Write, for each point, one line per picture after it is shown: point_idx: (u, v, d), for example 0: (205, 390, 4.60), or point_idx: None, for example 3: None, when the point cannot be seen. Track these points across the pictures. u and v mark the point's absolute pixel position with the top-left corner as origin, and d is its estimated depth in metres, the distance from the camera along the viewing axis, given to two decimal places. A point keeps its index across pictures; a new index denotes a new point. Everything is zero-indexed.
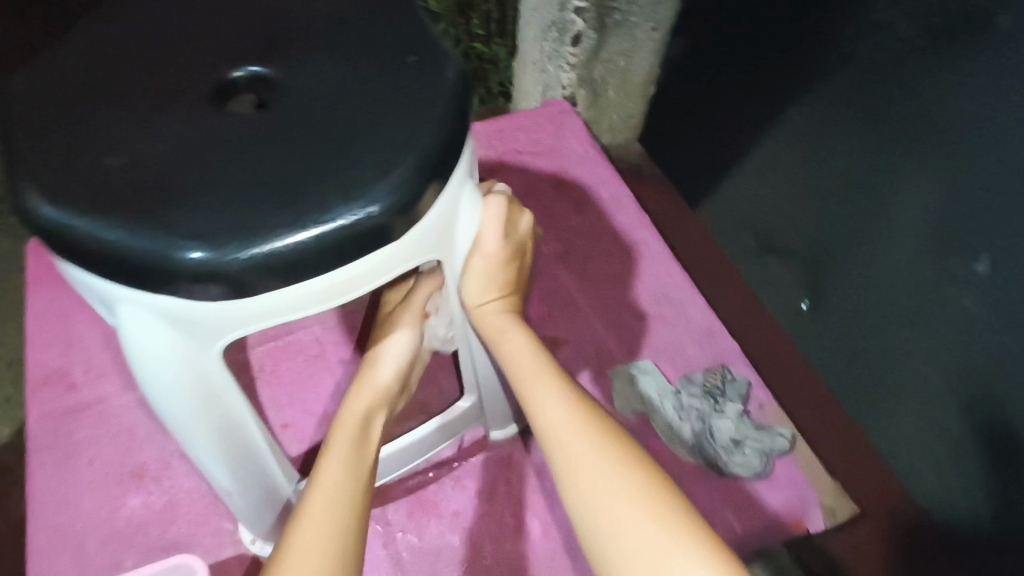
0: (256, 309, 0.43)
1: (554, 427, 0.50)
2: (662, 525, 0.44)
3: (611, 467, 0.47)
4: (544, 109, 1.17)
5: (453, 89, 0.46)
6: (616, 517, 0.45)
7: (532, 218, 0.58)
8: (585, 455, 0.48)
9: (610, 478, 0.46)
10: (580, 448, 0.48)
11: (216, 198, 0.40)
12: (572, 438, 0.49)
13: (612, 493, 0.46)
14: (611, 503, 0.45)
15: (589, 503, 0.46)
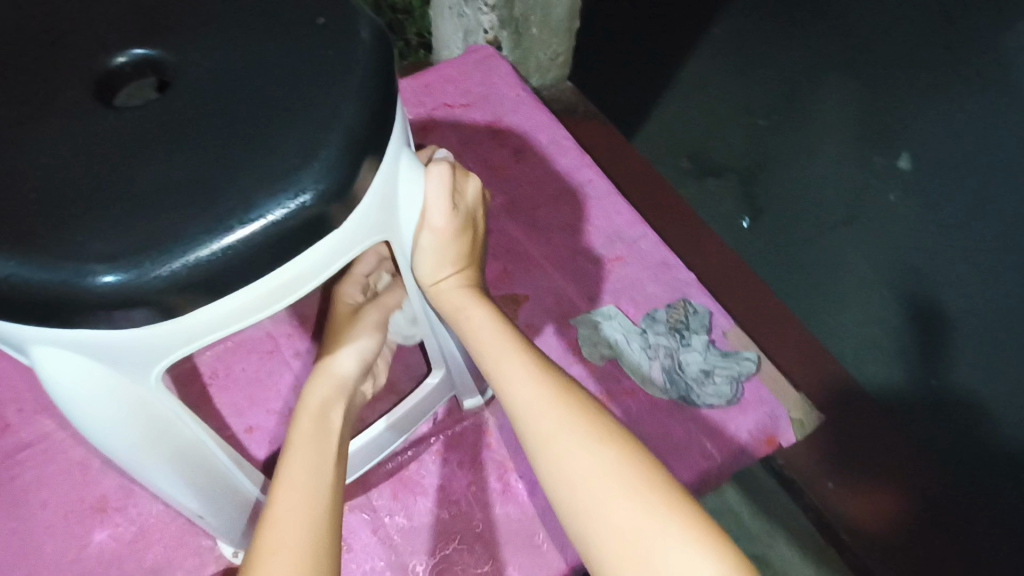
0: (192, 327, 0.38)
1: (525, 405, 0.48)
2: (643, 504, 0.44)
3: (589, 448, 0.46)
4: (468, 56, 1.11)
5: (371, 49, 0.41)
6: (597, 499, 0.44)
7: (479, 181, 0.54)
8: (561, 435, 0.46)
9: (587, 458, 0.45)
10: (555, 429, 0.47)
11: (121, 211, 0.35)
12: (547, 419, 0.47)
13: (592, 474, 0.45)
14: (587, 485, 0.44)
15: (567, 484, 0.45)
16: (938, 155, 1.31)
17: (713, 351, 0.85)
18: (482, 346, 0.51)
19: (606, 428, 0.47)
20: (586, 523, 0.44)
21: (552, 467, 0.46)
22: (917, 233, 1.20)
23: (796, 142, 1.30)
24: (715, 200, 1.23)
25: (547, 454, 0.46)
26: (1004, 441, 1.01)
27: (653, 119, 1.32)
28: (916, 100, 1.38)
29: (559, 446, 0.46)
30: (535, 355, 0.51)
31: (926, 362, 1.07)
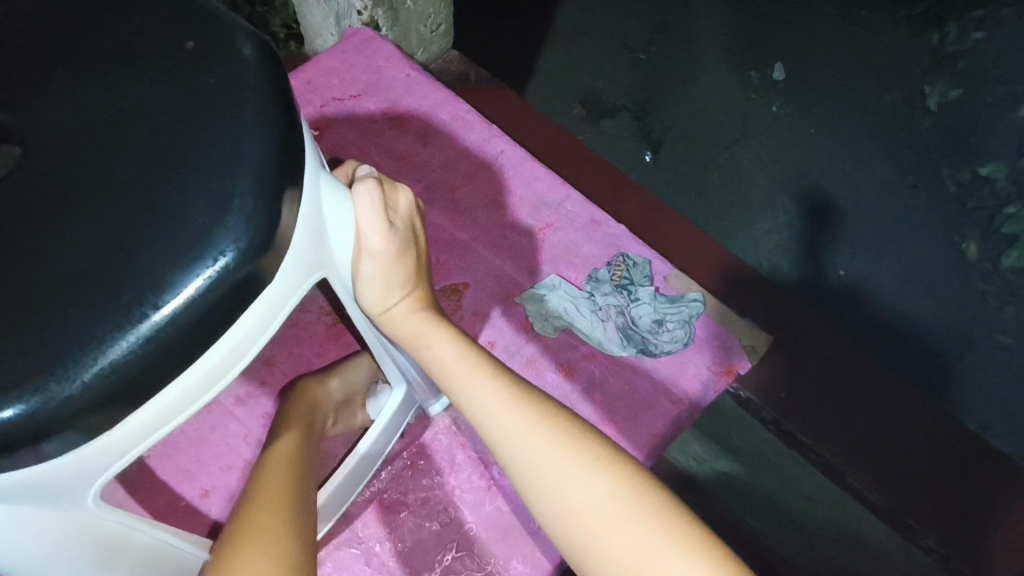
0: (129, 432, 0.34)
1: (502, 434, 0.46)
2: (637, 523, 0.42)
3: (576, 472, 0.44)
4: (346, 42, 1.03)
5: (260, 69, 0.36)
6: (593, 522, 0.43)
7: (411, 193, 0.50)
8: (544, 462, 0.45)
9: (577, 483, 0.44)
10: (538, 456, 0.45)
11: (8, 328, 0.30)
12: (530, 447, 0.45)
13: (581, 497, 0.43)
14: (582, 514, 0.43)
15: (558, 511, 0.44)
16: (812, 59, 1.35)
17: (660, 299, 0.86)
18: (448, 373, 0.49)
19: (590, 447, 0.46)
20: (585, 551, 0.43)
21: (540, 497, 0.44)
22: (809, 138, 1.25)
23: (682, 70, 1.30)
24: (622, 144, 1.23)
25: (532, 483, 0.45)
26: (921, 316, 1.10)
27: (543, 72, 1.30)
28: (781, 9, 1.42)
29: (545, 473, 0.44)
30: (503, 375, 0.50)
31: (838, 261, 1.14)
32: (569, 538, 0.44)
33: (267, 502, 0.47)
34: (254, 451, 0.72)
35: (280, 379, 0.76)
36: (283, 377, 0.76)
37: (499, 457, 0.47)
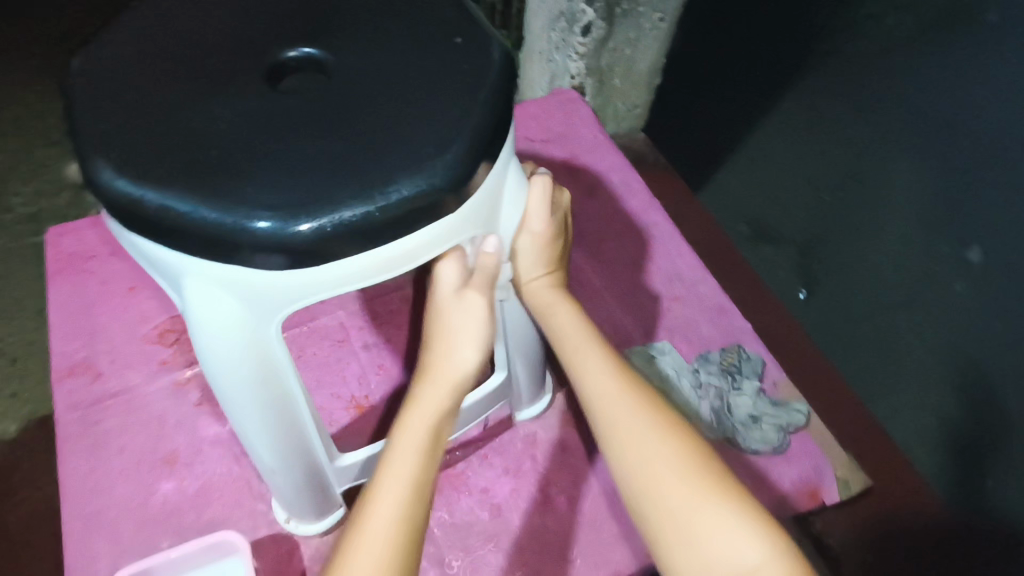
0: (323, 276, 0.44)
1: (598, 396, 0.56)
2: (696, 488, 0.50)
3: (653, 438, 0.53)
4: (554, 97, 1.19)
5: (500, 65, 0.47)
6: (659, 482, 0.51)
7: (569, 198, 0.62)
8: (627, 425, 0.54)
9: (652, 446, 0.52)
10: (625, 420, 0.54)
11: (280, 173, 0.41)
12: (618, 411, 0.55)
13: (653, 460, 0.52)
14: (662, 476, 0.51)
15: (630, 466, 0.53)
16: None
17: (764, 398, 0.86)
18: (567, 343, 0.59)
19: (668, 421, 0.54)
20: (648, 505, 0.51)
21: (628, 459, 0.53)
22: None
23: (951, 178, 1.08)
24: (773, 263, 1.26)
25: (613, 441, 0.54)
26: None
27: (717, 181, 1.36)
28: None
29: (626, 434, 0.53)
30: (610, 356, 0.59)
31: None
32: (634, 490, 0.52)
33: (399, 491, 0.50)
34: (362, 390, 0.84)
35: (405, 341, 0.87)
36: (406, 340, 0.88)
37: (590, 416, 0.56)
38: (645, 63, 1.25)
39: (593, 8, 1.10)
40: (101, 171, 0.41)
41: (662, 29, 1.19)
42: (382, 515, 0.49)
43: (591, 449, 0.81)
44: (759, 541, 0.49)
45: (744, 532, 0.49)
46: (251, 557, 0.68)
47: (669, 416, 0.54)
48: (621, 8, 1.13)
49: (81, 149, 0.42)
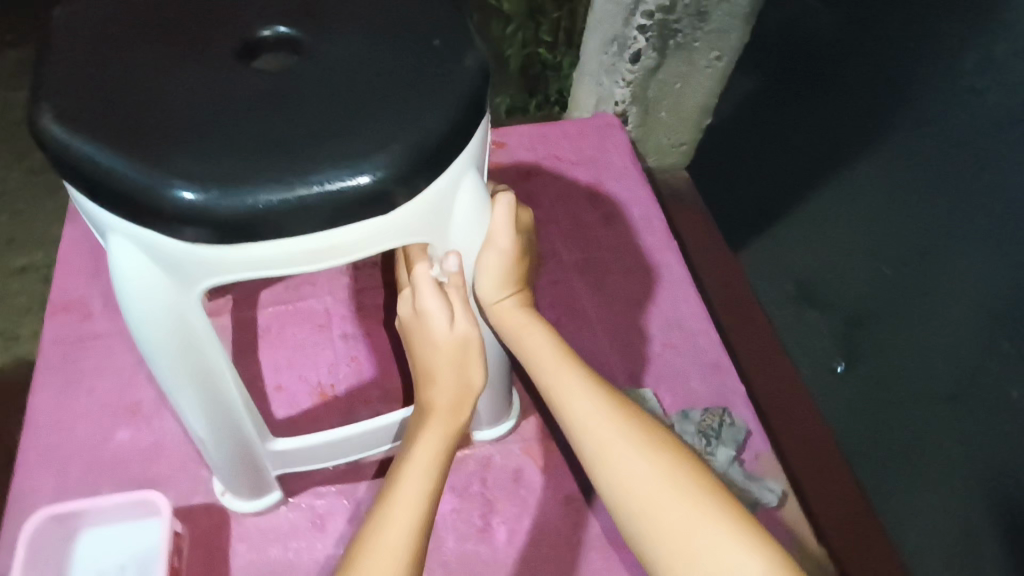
0: (249, 254, 0.43)
1: (580, 417, 0.52)
2: (693, 505, 0.47)
3: (639, 455, 0.50)
4: (593, 120, 1.16)
5: (470, 74, 0.46)
6: (653, 504, 0.48)
7: (531, 214, 0.59)
8: (614, 444, 0.51)
9: (640, 463, 0.49)
10: (610, 437, 0.51)
11: (213, 146, 0.40)
12: (602, 428, 0.51)
13: (643, 480, 0.49)
14: (648, 492, 0.48)
15: (622, 490, 0.49)
16: None
17: (738, 469, 0.79)
18: (538, 359, 0.55)
19: (650, 429, 0.51)
20: (645, 531, 0.48)
21: (610, 478, 0.50)
22: None
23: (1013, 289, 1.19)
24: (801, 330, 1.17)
25: (602, 464, 0.51)
26: None
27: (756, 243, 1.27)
28: None
29: (613, 455, 0.50)
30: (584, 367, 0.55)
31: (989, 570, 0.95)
32: (630, 516, 0.49)
33: (406, 506, 0.50)
34: (330, 378, 0.83)
35: (383, 336, 0.87)
36: (384, 336, 0.87)
37: (573, 439, 0.53)
38: (695, 102, 1.22)
39: (645, 36, 1.07)
40: (43, 115, 0.41)
41: (717, 69, 1.15)
42: (387, 547, 0.48)
43: (544, 485, 0.77)
44: (756, 552, 0.46)
45: (748, 546, 0.46)
46: (172, 518, 0.66)
47: (652, 428, 0.52)
48: (676, 40, 1.09)
49: (37, 95, 0.43)
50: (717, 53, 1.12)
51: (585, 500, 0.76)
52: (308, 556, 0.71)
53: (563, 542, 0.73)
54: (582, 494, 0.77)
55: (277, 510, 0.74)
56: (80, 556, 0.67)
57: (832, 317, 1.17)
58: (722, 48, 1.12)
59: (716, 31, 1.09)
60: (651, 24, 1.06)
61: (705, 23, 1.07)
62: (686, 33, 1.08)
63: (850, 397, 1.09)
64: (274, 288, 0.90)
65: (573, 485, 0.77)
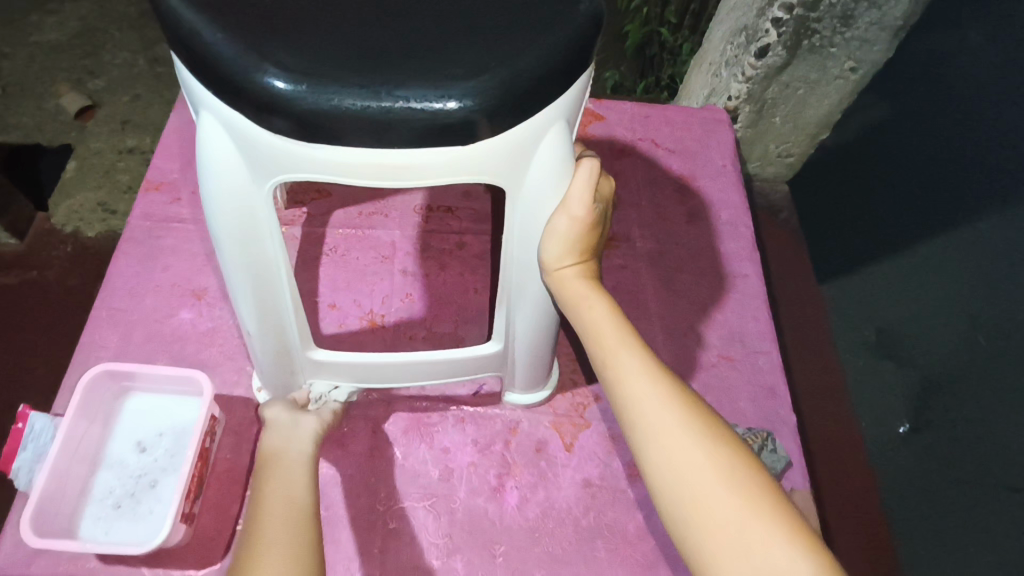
0: (326, 158, 0.43)
1: (636, 395, 0.48)
2: (749, 504, 0.43)
3: (695, 444, 0.45)
4: (701, 111, 1.11)
5: (581, 22, 0.44)
6: (705, 501, 0.43)
7: (614, 185, 0.55)
8: (670, 429, 0.46)
9: (693, 453, 0.44)
10: (664, 419, 0.46)
11: (312, 40, 0.40)
12: (656, 409, 0.47)
13: (697, 471, 0.44)
14: (703, 492, 0.43)
15: (669, 480, 0.44)
16: None
17: None
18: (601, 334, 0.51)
19: (712, 425, 0.46)
20: (692, 527, 0.43)
21: (661, 469, 0.45)
22: None
23: None
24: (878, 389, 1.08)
25: (651, 451, 0.46)
26: None
27: (844, 281, 1.18)
28: None
29: (668, 443, 0.45)
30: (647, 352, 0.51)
31: None
32: (676, 509, 0.44)
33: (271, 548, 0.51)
34: (382, 308, 0.84)
35: (439, 280, 0.87)
36: (443, 281, 0.87)
37: (623, 421, 0.48)
38: (814, 112, 1.15)
39: (779, 31, 1.00)
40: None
41: (849, 81, 1.08)
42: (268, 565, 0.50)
43: (565, 462, 0.76)
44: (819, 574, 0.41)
45: (805, 559, 0.41)
46: (212, 400, 0.70)
47: (711, 418, 0.47)
48: (811, 41, 1.02)
49: None
50: (854, 63, 1.05)
51: (604, 487, 0.74)
52: (326, 470, 0.73)
53: (571, 524, 0.72)
54: (601, 482, 0.75)
55: None
56: (127, 414, 0.72)
57: (909, 373, 1.04)
58: (861, 59, 1.04)
59: (857, 40, 1.00)
60: (788, 18, 0.98)
61: (847, 29, 0.99)
62: (824, 36, 1.00)
63: (912, 460, 1.00)
64: (347, 212, 0.92)
65: (593, 470, 0.75)
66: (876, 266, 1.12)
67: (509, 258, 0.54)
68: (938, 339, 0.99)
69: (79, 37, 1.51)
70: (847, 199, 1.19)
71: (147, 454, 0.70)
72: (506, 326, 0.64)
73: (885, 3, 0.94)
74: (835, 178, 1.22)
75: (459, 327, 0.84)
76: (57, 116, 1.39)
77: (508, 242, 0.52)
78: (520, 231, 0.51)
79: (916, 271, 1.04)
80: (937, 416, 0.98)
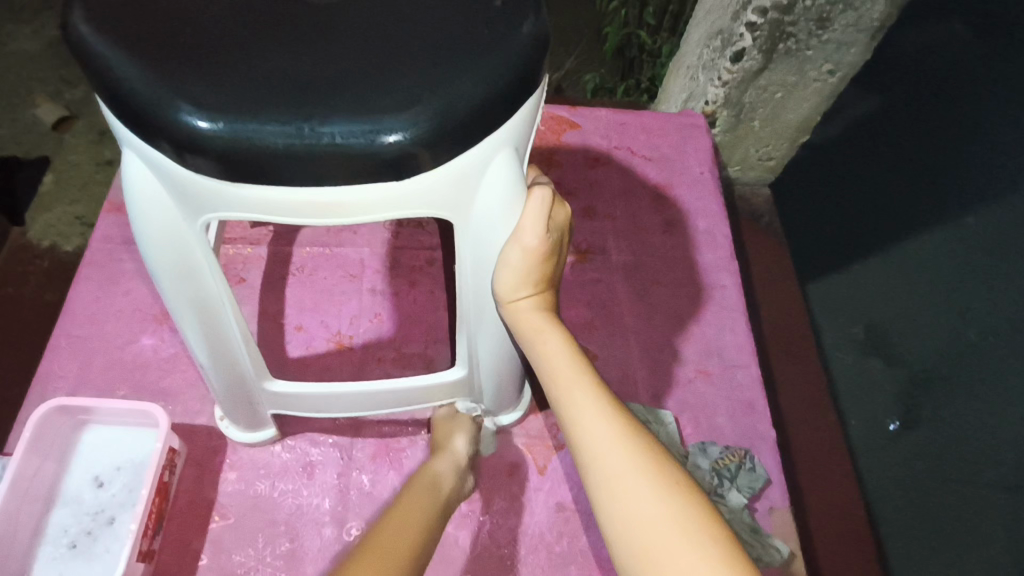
0: (256, 196, 0.41)
1: (591, 438, 0.46)
2: (705, 556, 0.40)
3: (650, 491, 0.43)
4: (678, 118, 1.09)
5: (520, 47, 0.42)
6: (659, 554, 0.41)
7: (569, 211, 0.54)
8: (624, 475, 0.44)
9: (648, 500, 0.42)
10: (619, 464, 0.44)
11: (232, 74, 0.38)
12: (612, 453, 0.45)
13: (652, 520, 0.42)
14: (658, 543, 0.41)
15: (624, 529, 0.42)
16: None
17: (748, 517, 0.73)
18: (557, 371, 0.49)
19: (669, 470, 0.44)
20: None
21: (616, 519, 0.43)
22: None
23: None
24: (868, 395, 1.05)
25: (606, 499, 0.44)
26: None
27: (828, 280, 1.14)
28: None
29: (623, 488, 0.43)
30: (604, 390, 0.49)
31: None
32: (631, 561, 0.42)
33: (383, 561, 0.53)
34: (350, 329, 0.82)
35: (409, 299, 0.85)
36: (413, 299, 0.85)
37: (578, 464, 0.46)
38: (794, 116, 1.12)
39: (753, 35, 0.99)
40: (74, 12, 0.40)
41: (828, 84, 1.05)
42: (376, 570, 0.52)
43: (537, 486, 0.74)
44: None
45: None
46: (168, 432, 0.68)
47: (669, 462, 0.45)
48: (786, 46, 1.00)
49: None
50: (832, 66, 1.02)
51: (577, 511, 0.73)
52: (290, 500, 0.71)
53: (543, 551, 0.70)
54: (575, 505, 0.73)
55: (271, 448, 0.74)
56: (83, 448, 0.70)
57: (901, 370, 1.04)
58: (838, 62, 1.02)
59: (834, 42, 0.98)
60: (763, 23, 0.97)
61: (823, 31, 0.97)
62: (799, 39, 0.99)
63: (899, 465, 0.99)
64: (316, 229, 0.89)
65: (567, 493, 0.73)
66: (866, 265, 1.12)
67: (463, 289, 0.52)
68: (941, 332, 1.03)
69: (59, 47, 1.49)
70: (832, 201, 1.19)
71: (105, 489, 0.68)
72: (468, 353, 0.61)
73: (861, 5, 0.93)
74: (815, 179, 1.21)
75: (430, 347, 0.82)
76: (32, 128, 1.36)
77: (460, 274, 0.50)
78: (470, 263, 0.49)
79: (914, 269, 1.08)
80: (930, 409, 1.00)
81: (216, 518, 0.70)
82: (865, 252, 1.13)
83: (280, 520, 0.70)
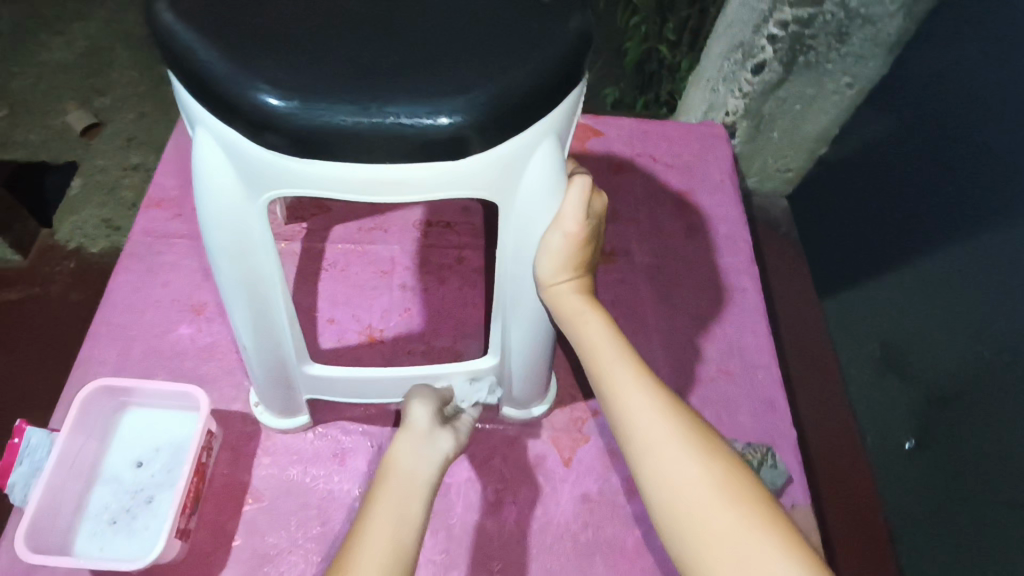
0: (320, 174, 0.44)
1: (631, 408, 0.48)
2: (743, 514, 0.42)
3: (689, 456, 0.45)
4: (699, 127, 1.11)
5: (569, 40, 0.44)
6: (698, 513, 0.43)
7: (606, 200, 0.56)
8: (664, 442, 0.46)
9: (687, 464, 0.44)
10: (658, 432, 0.46)
11: (304, 58, 0.41)
12: (652, 422, 0.47)
13: (691, 483, 0.44)
14: (697, 503, 0.43)
15: (664, 492, 0.44)
16: None
17: None
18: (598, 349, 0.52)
19: (706, 438, 0.46)
20: (685, 538, 0.43)
21: (656, 482, 0.45)
22: None
23: None
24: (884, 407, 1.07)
25: (646, 464, 0.46)
26: None
27: (843, 297, 1.18)
28: None
29: (661, 448, 0.45)
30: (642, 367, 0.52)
31: None
32: (671, 522, 0.44)
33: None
34: (381, 322, 0.84)
35: (437, 295, 0.87)
36: (441, 295, 0.87)
37: (619, 435, 0.48)
38: (813, 127, 1.17)
39: (774, 47, 1.02)
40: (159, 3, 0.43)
41: (846, 95, 1.10)
42: None
43: (563, 477, 0.75)
44: None
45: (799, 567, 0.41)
46: (208, 415, 0.70)
47: (705, 431, 0.47)
48: (806, 58, 1.03)
49: None
50: (851, 79, 1.07)
51: (602, 502, 0.74)
52: (323, 485, 0.73)
53: (569, 539, 0.71)
54: (600, 496, 0.74)
55: (304, 435, 0.76)
56: (124, 430, 0.72)
57: (912, 388, 1.00)
58: (857, 75, 1.06)
59: (853, 56, 1.02)
60: (783, 36, 1.00)
61: (842, 45, 1.01)
62: (819, 53, 1.02)
63: (912, 476, 0.98)
64: (347, 227, 0.92)
65: (592, 484, 0.75)
66: (876, 283, 1.10)
67: (504, 274, 0.54)
68: (941, 353, 0.95)
69: (89, 56, 1.54)
70: (842, 217, 1.19)
71: (144, 469, 0.70)
72: (502, 340, 0.64)
73: (880, 19, 0.96)
74: (827, 194, 1.23)
75: (458, 341, 0.84)
76: (64, 134, 1.40)
77: (502, 258, 0.52)
78: (514, 247, 0.51)
79: (920, 285, 1.00)
80: (938, 433, 0.95)
81: (251, 501, 0.71)
82: (873, 271, 1.11)
83: (313, 503, 0.72)
